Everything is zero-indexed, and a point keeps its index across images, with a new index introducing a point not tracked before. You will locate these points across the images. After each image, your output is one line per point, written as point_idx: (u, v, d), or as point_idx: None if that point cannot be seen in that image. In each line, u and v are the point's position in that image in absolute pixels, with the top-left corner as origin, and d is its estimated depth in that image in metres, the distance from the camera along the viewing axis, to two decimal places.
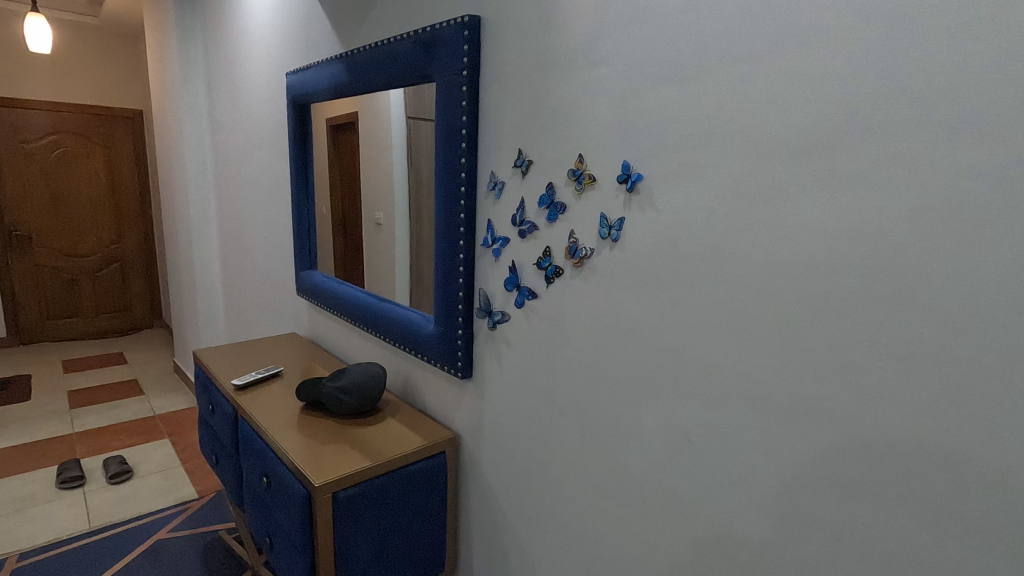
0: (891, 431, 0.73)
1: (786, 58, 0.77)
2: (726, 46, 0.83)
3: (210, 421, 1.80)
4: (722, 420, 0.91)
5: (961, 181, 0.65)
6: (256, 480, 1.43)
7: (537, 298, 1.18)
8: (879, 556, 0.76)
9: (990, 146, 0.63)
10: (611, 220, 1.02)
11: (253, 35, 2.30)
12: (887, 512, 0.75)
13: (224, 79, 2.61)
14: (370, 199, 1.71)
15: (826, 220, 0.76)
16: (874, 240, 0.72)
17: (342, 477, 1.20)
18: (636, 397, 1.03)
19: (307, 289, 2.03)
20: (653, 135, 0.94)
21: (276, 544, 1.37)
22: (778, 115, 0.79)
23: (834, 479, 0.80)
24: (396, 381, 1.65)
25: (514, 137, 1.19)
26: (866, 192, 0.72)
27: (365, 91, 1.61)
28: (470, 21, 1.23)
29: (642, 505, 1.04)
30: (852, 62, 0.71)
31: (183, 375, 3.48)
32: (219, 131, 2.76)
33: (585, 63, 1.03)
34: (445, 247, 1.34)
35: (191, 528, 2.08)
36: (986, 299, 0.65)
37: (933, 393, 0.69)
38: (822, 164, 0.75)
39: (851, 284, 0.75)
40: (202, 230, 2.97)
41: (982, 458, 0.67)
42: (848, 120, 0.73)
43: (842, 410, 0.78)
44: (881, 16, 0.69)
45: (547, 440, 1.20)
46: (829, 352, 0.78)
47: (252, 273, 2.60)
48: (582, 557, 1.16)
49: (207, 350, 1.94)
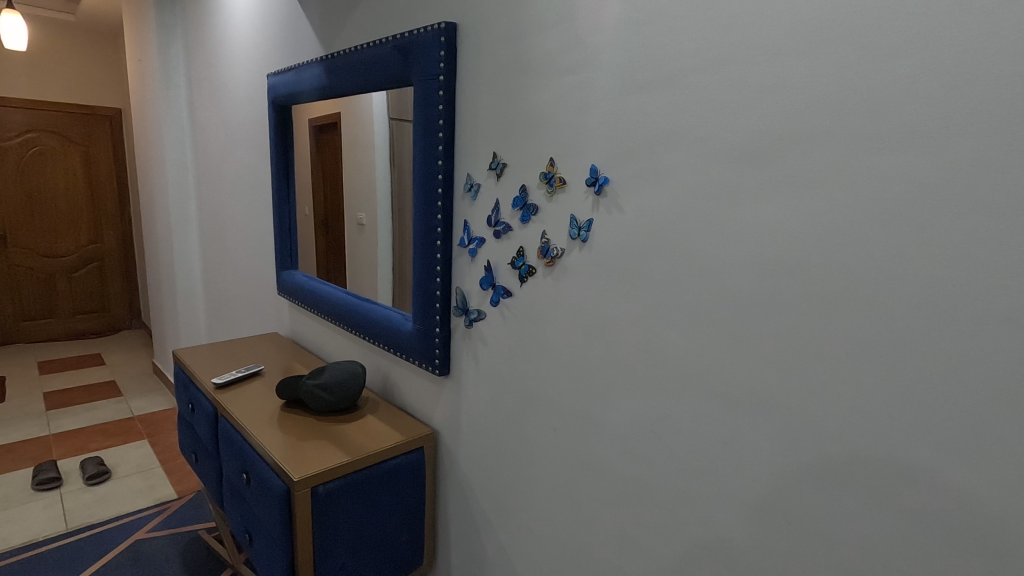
0: (837, 425, 0.78)
1: (743, 71, 0.82)
2: (689, 60, 0.88)
3: (190, 420, 1.84)
4: (683, 416, 0.95)
5: (900, 187, 0.70)
6: (236, 478, 1.48)
7: (511, 296, 1.22)
8: (826, 544, 0.81)
9: (924, 156, 0.68)
10: (580, 222, 1.06)
11: (232, 34, 2.29)
12: (837, 503, 0.79)
13: (204, 78, 2.60)
14: (352, 200, 1.73)
15: (779, 223, 0.81)
16: (826, 242, 0.76)
17: (320, 473, 1.24)
18: (604, 394, 1.07)
19: (288, 288, 2.05)
20: (619, 142, 0.98)
21: (254, 539, 1.42)
22: (736, 124, 0.83)
23: (785, 472, 0.84)
24: (376, 378, 1.68)
25: (488, 140, 1.22)
26: (815, 197, 0.77)
27: (343, 93, 1.62)
28: (446, 28, 1.24)
29: (614, 499, 1.08)
30: (803, 76, 0.76)
31: (163, 376, 3.52)
32: (198, 130, 2.76)
33: (557, 71, 1.07)
34: (422, 248, 1.37)
35: (169, 528, 2.14)
36: (919, 299, 0.69)
37: (874, 387, 0.74)
38: (774, 170, 0.80)
39: (804, 283, 0.79)
40: (183, 230, 2.97)
41: (916, 449, 0.71)
42: (799, 129, 0.77)
43: (792, 405, 0.82)
44: (829, 35, 0.74)
45: (522, 435, 1.24)
46: (781, 350, 0.82)
47: (232, 273, 2.63)
48: (556, 547, 1.20)
49: (188, 350, 1.97)
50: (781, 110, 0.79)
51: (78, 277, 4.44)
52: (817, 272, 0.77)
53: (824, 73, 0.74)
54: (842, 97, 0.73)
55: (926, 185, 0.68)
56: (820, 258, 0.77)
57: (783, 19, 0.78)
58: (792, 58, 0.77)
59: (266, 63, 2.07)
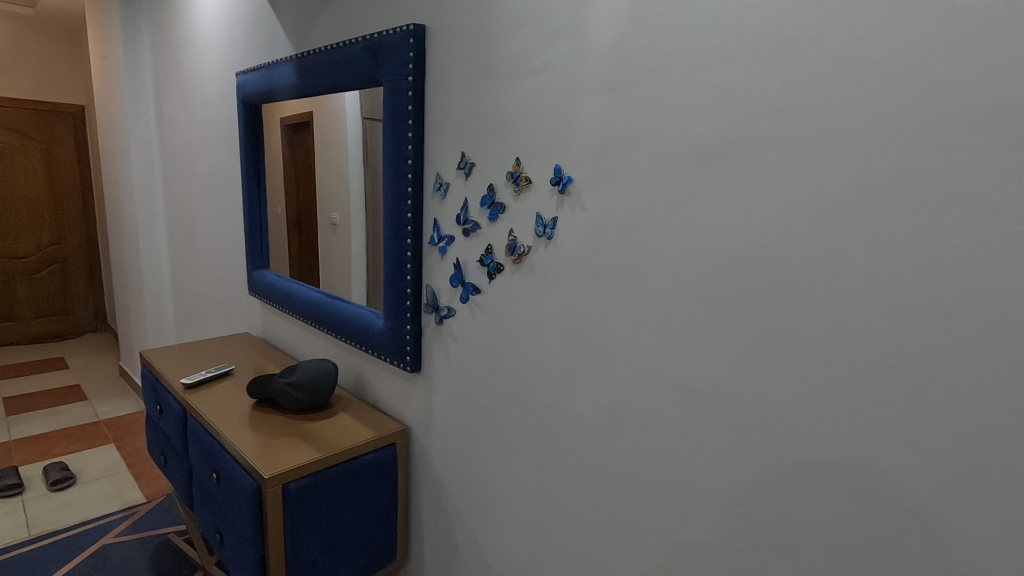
0: (783, 411, 0.82)
1: (697, 79, 0.86)
2: (648, 66, 0.92)
3: (158, 422, 1.82)
4: (644, 405, 0.99)
5: (836, 187, 0.75)
6: (206, 477, 1.47)
7: (480, 292, 1.24)
8: (774, 523, 0.85)
9: (857, 158, 0.73)
10: (546, 220, 1.09)
11: (200, 32, 2.27)
12: (783, 484, 0.84)
13: (172, 75, 2.56)
14: (324, 200, 1.74)
15: (731, 221, 0.85)
16: (771, 239, 0.81)
17: (292, 469, 1.25)
18: (570, 386, 1.10)
19: (259, 289, 2.04)
20: (582, 144, 1.02)
21: (225, 538, 1.42)
22: (692, 127, 0.88)
23: (736, 456, 0.88)
24: (348, 376, 1.69)
25: (457, 140, 1.24)
26: (762, 196, 0.82)
27: (314, 92, 1.63)
28: (414, 30, 1.26)
29: (580, 488, 1.12)
30: (749, 83, 0.81)
31: (130, 379, 3.44)
32: (165, 128, 2.72)
33: (522, 73, 1.10)
34: (393, 246, 1.39)
35: (137, 532, 2.11)
36: (854, 291, 0.74)
37: (817, 375, 0.79)
38: (724, 171, 0.85)
39: (752, 277, 0.84)
40: (151, 230, 2.92)
41: (853, 432, 0.76)
42: (746, 133, 0.82)
43: (744, 394, 0.86)
44: (771, 45, 0.79)
45: (492, 428, 1.27)
46: (732, 341, 0.87)
47: (201, 273, 2.59)
48: (526, 537, 1.24)
49: (156, 351, 1.95)
50: (731, 112, 0.83)
51: (39, 279, 4.31)
52: (765, 267, 0.82)
53: (770, 78, 0.79)
54: (784, 103, 0.78)
55: (859, 184, 0.73)
56: (767, 254, 0.82)
57: (732, 29, 0.82)
58: (741, 64, 0.82)
59: (235, 61, 2.06)
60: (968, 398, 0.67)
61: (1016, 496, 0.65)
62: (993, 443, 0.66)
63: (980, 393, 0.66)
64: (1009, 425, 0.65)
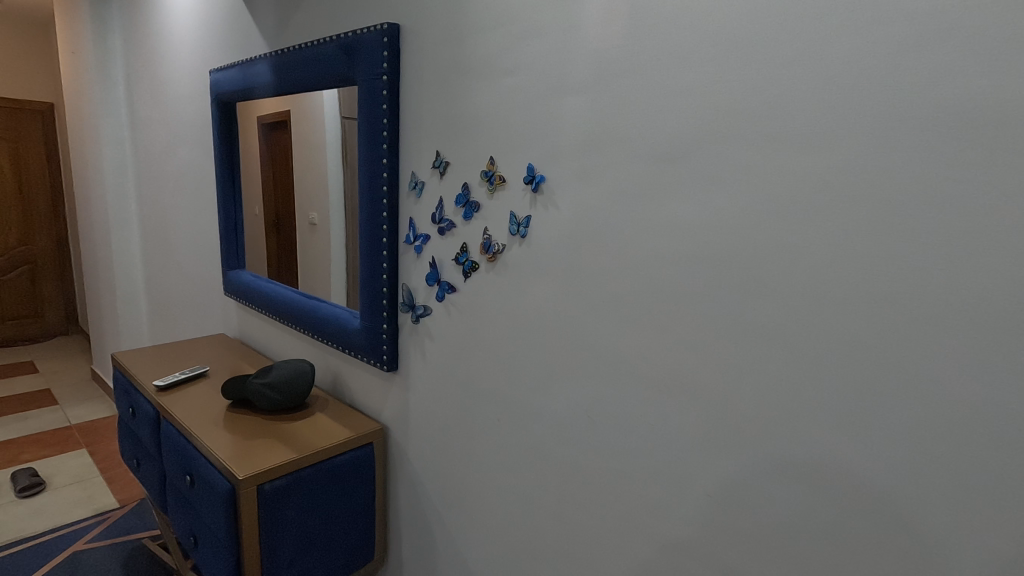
0: (748, 404, 0.85)
1: (664, 80, 0.88)
2: (618, 67, 0.93)
3: (130, 425, 1.79)
4: (616, 401, 1.01)
5: (795, 186, 0.77)
6: (180, 480, 1.46)
7: (456, 291, 1.25)
8: (742, 514, 0.88)
9: (814, 159, 0.75)
10: (519, 218, 1.10)
11: (173, 28, 2.23)
12: (749, 475, 0.86)
13: (144, 72, 2.52)
14: (300, 200, 1.73)
15: (697, 219, 0.87)
16: (735, 237, 0.84)
17: (267, 470, 1.25)
18: (544, 383, 1.12)
19: (235, 289, 2.02)
20: (555, 144, 1.03)
21: (199, 541, 1.40)
22: (659, 127, 0.90)
23: (705, 448, 0.91)
24: (325, 376, 1.68)
25: (432, 139, 1.25)
26: (726, 194, 0.84)
27: (289, 91, 1.62)
28: (388, 29, 1.26)
29: (556, 483, 1.13)
30: (714, 85, 0.83)
31: (102, 383, 3.37)
32: (137, 126, 2.66)
33: (495, 73, 1.11)
34: (369, 245, 1.39)
35: (110, 537, 2.07)
36: (813, 286, 0.77)
37: (779, 369, 0.81)
38: (690, 171, 0.87)
39: (718, 274, 0.86)
40: (123, 230, 2.86)
41: (814, 424, 0.79)
42: (710, 135, 0.84)
43: (710, 388, 0.89)
44: (734, 49, 0.81)
45: (468, 426, 1.28)
46: (699, 337, 0.89)
47: (175, 274, 2.55)
48: (503, 533, 1.24)
49: (128, 353, 1.91)
50: (696, 112, 0.85)
51: (7, 281, 4.19)
52: (730, 263, 0.85)
53: (733, 80, 0.81)
54: (746, 105, 0.80)
55: (817, 184, 0.75)
56: (732, 251, 0.84)
57: (697, 32, 0.84)
58: (706, 66, 0.84)
59: (209, 59, 2.03)
60: (919, 388, 0.70)
61: (967, 481, 0.68)
62: (946, 430, 0.69)
63: (933, 382, 0.69)
64: (961, 412, 0.67)
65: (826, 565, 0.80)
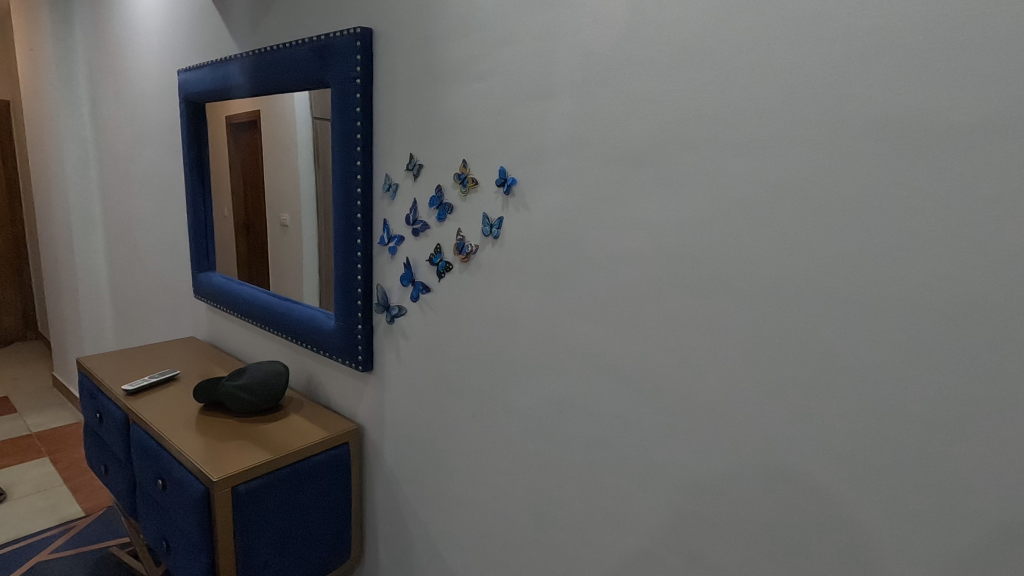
0: (709, 397, 0.90)
1: (629, 89, 0.93)
2: (586, 74, 0.97)
3: (98, 430, 1.75)
4: (586, 396, 1.05)
5: (751, 190, 0.82)
6: (151, 484, 1.44)
7: (430, 291, 1.27)
8: (705, 501, 0.93)
9: (767, 165, 0.80)
10: (492, 219, 1.13)
11: (137, 27, 2.19)
12: (711, 464, 0.91)
13: (107, 70, 2.46)
14: (272, 201, 1.72)
15: (660, 221, 0.92)
16: (695, 238, 0.88)
17: (242, 471, 1.25)
18: (517, 379, 1.15)
19: (206, 291, 2.00)
20: (525, 148, 1.07)
21: (172, 545, 1.39)
22: (624, 133, 0.94)
23: (671, 439, 0.95)
24: (299, 378, 1.68)
25: (405, 142, 1.27)
26: (686, 198, 0.89)
27: (261, 92, 1.61)
28: (361, 33, 1.28)
29: (529, 477, 1.16)
30: (676, 94, 0.88)
31: (65, 390, 3.27)
32: (101, 124, 2.60)
33: (466, 78, 1.14)
34: (344, 246, 1.40)
35: (77, 547, 2.02)
36: (768, 284, 0.82)
37: (738, 363, 0.86)
38: (654, 175, 0.92)
39: (682, 273, 0.90)
40: (86, 232, 2.79)
41: (770, 413, 0.84)
42: (672, 142, 0.89)
43: (675, 381, 0.93)
44: (694, 61, 0.85)
45: (444, 424, 1.30)
46: (664, 333, 0.93)
47: (142, 276, 2.50)
48: (479, 528, 1.27)
49: (94, 358, 1.87)
50: (659, 120, 0.90)
51: None
52: (691, 262, 0.89)
53: (693, 89, 0.86)
54: (704, 114, 0.85)
55: (770, 188, 0.81)
56: (692, 252, 0.89)
57: (659, 44, 0.89)
58: (668, 76, 0.88)
59: (176, 59, 2.01)
60: (862, 377, 0.76)
61: (909, 463, 0.73)
62: (889, 412, 0.74)
63: (878, 371, 0.74)
64: (903, 398, 0.73)
65: (783, 545, 0.86)
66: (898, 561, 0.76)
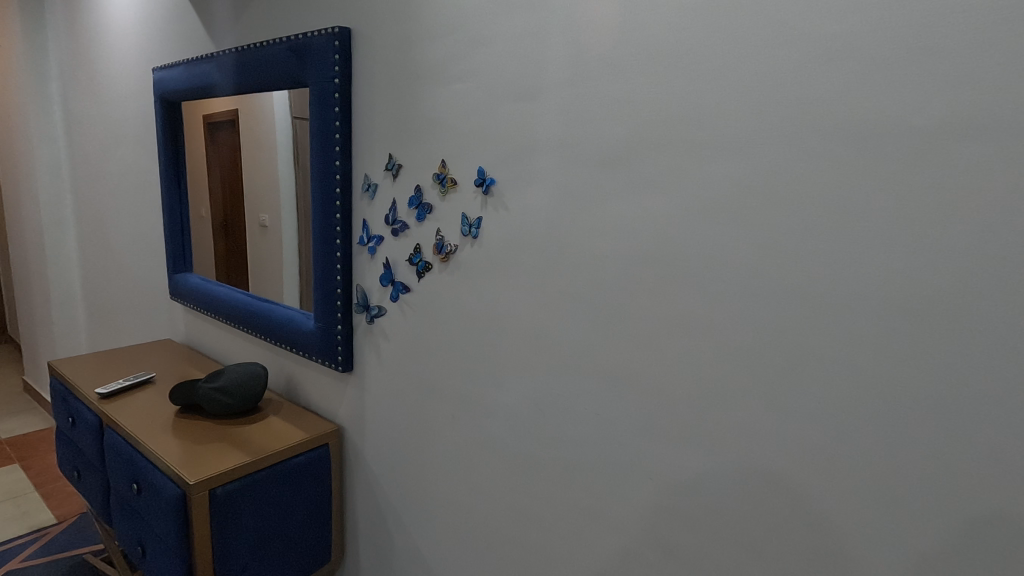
0: (684, 392, 0.91)
1: (604, 92, 0.94)
2: (563, 76, 0.98)
3: (70, 435, 1.72)
4: (564, 394, 1.06)
5: (723, 191, 0.84)
6: (125, 489, 1.42)
7: (410, 290, 1.27)
8: (680, 496, 0.94)
9: (738, 167, 0.83)
10: (471, 219, 1.14)
11: (111, 25, 2.15)
12: (686, 460, 0.93)
13: (80, 68, 2.41)
14: (250, 202, 1.71)
15: (635, 221, 0.93)
16: (670, 238, 0.90)
17: (219, 474, 1.24)
18: (496, 378, 1.16)
19: (182, 292, 1.97)
20: (503, 148, 1.07)
21: (148, 550, 1.37)
22: (600, 134, 0.95)
23: (648, 436, 0.96)
24: (278, 379, 1.66)
25: (384, 142, 1.27)
26: (660, 198, 0.90)
27: (239, 92, 1.60)
28: (339, 33, 1.28)
29: (509, 476, 1.17)
30: (649, 97, 0.89)
31: (36, 394, 3.19)
32: (73, 123, 2.55)
33: (445, 78, 1.14)
34: (323, 246, 1.39)
35: (49, 554, 1.98)
36: (740, 283, 0.84)
37: (713, 360, 0.88)
38: (629, 177, 0.93)
39: (657, 273, 0.92)
40: (58, 233, 2.72)
41: (742, 409, 0.86)
42: (646, 143, 0.91)
43: (651, 377, 0.95)
44: (667, 65, 0.87)
45: (424, 424, 1.30)
46: (640, 331, 0.95)
47: (117, 278, 2.45)
48: (459, 527, 1.27)
49: (66, 360, 1.83)
50: (634, 122, 0.91)
51: None
52: (665, 262, 0.91)
53: (666, 91, 0.88)
54: (678, 116, 0.87)
55: (741, 189, 0.83)
56: (667, 251, 0.91)
57: (633, 48, 0.90)
58: (643, 78, 0.90)
59: (151, 58, 1.97)
60: (829, 373, 0.78)
61: (874, 454, 0.76)
62: (854, 406, 0.77)
63: (845, 366, 0.77)
64: (869, 392, 0.75)
65: (756, 538, 0.88)
66: (868, 550, 0.78)
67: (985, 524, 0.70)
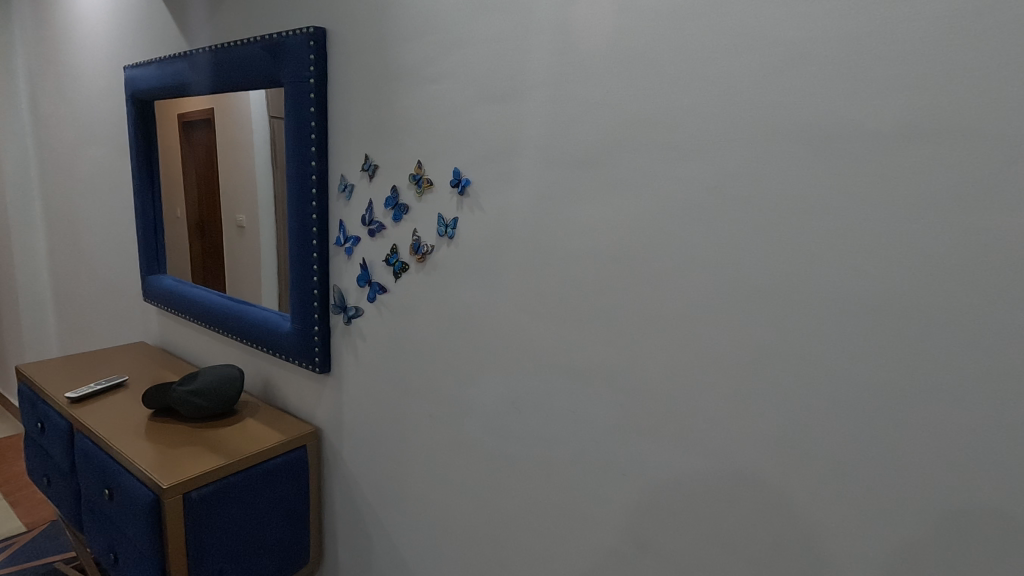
0: (657, 390, 0.93)
1: (577, 94, 0.95)
2: (537, 78, 1.00)
3: (39, 440, 1.68)
4: (540, 393, 1.07)
5: (692, 193, 0.86)
6: (97, 494, 1.39)
7: (387, 291, 1.27)
8: (654, 491, 0.96)
9: (706, 169, 0.85)
10: (447, 220, 1.14)
11: (81, 21, 2.11)
12: (660, 457, 0.95)
13: (48, 64, 2.36)
14: (225, 202, 1.69)
15: (608, 222, 0.95)
16: (641, 238, 0.92)
17: (193, 477, 1.23)
18: (473, 378, 1.16)
19: (156, 294, 1.94)
20: (479, 149, 1.08)
21: (120, 556, 1.35)
22: (573, 136, 0.97)
23: (623, 433, 0.98)
24: (254, 381, 1.65)
25: (360, 142, 1.27)
26: (632, 200, 0.92)
27: (213, 91, 1.58)
28: (315, 33, 1.27)
29: (487, 475, 1.17)
30: (621, 99, 0.91)
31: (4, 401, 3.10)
32: (41, 120, 2.48)
33: (421, 79, 1.14)
34: (299, 247, 1.38)
35: (17, 563, 1.93)
36: (709, 283, 0.86)
37: (684, 358, 0.90)
38: (602, 178, 0.95)
39: (630, 272, 0.94)
40: (26, 233, 2.65)
41: (713, 405, 0.88)
42: (618, 145, 0.92)
43: (625, 376, 0.96)
44: (637, 69, 0.89)
45: (402, 425, 1.30)
46: (614, 330, 0.97)
47: (87, 279, 2.40)
48: (438, 527, 1.28)
49: (35, 365, 1.79)
50: (606, 124, 0.93)
51: None
52: (637, 262, 0.93)
53: (637, 95, 0.90)
54: (648, 119, 0.89)
55: (710, 191, 0.85)
56: (638, 252, 0.93)
57: (605, 51, 0.92)
58: (614, 81, 0.91)
59: (122, 56, 1.94)
60: (793, 369, 0.81)
61: (836, 447, 0.79)
62: (818, 401, 0.79)
63: (809, 362, 0.80)
64: (831, 386, 0.78)
65: (726, 530, 0.90)
66: (831, 539, 0.81)
67: (938, 511, 0.73)
